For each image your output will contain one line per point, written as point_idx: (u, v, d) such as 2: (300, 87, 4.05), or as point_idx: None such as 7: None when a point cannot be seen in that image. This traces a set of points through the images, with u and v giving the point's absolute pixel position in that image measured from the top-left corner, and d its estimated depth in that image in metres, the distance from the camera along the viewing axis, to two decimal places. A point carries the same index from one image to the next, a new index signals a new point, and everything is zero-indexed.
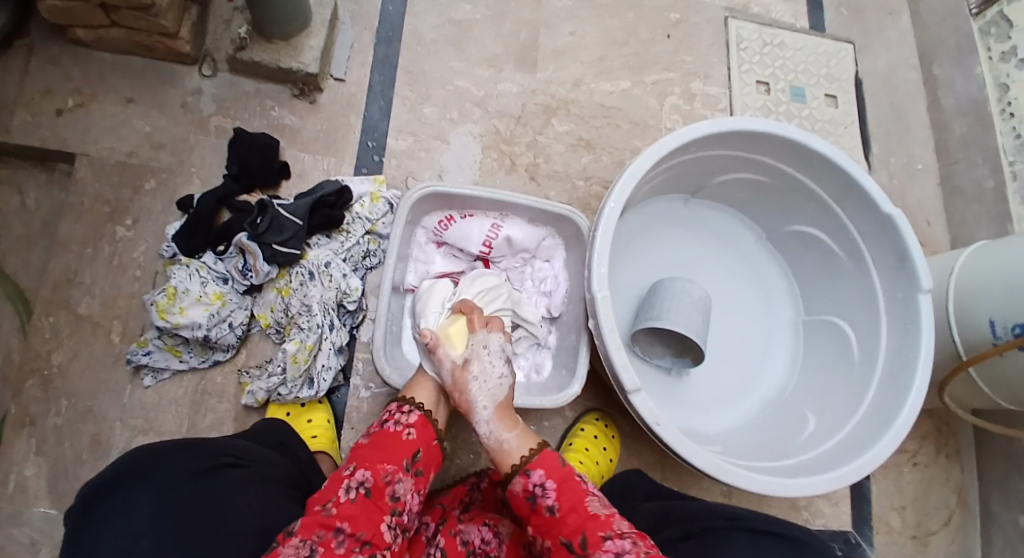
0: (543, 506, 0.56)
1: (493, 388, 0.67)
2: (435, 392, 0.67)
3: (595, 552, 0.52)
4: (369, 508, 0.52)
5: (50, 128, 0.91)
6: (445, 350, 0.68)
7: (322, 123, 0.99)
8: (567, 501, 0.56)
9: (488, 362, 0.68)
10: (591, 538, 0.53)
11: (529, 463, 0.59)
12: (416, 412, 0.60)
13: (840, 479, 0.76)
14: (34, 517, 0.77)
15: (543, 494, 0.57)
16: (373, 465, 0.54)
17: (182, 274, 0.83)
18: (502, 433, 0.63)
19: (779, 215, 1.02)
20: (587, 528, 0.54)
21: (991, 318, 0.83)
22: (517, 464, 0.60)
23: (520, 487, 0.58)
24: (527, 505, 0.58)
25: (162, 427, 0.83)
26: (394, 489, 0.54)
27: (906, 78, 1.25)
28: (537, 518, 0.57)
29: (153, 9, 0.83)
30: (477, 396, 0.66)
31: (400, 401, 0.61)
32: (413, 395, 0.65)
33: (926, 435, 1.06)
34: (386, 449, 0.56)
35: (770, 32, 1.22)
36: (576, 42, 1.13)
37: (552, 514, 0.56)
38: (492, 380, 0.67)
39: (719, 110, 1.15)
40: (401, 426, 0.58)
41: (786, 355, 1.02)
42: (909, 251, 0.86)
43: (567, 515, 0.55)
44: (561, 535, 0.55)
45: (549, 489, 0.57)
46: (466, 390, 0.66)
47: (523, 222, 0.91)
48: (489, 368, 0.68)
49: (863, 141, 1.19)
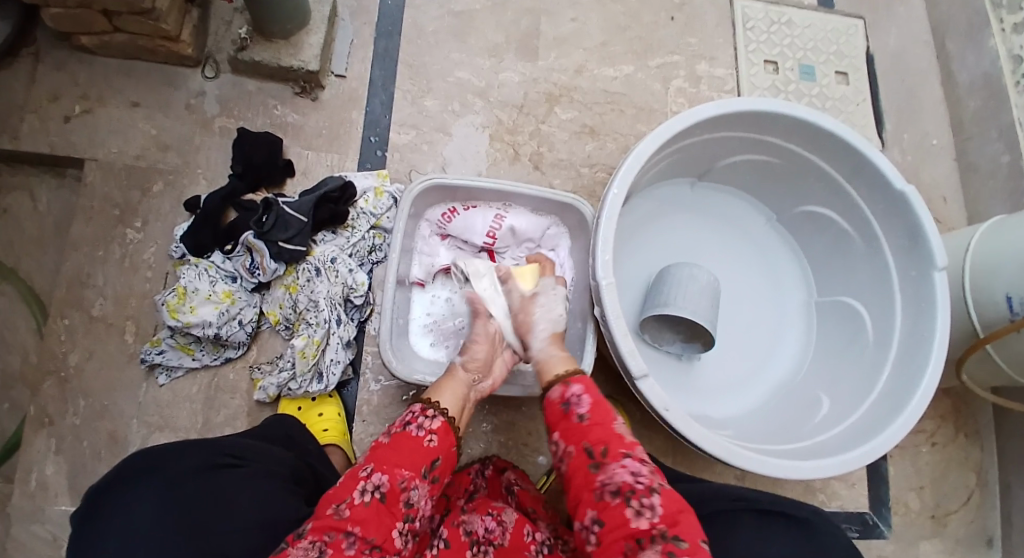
0: (575, 412, 0.59)
1: (553, 319, 0.74)
2: (463, 393, 0.66)
3: (612, 464, 0.53)
4: (383, 513, 0.52)
5: (58, 133, 0.93)
6: (516, 281, 0.78)
7: (325, 120, 0.99)
8: (598, 415, 0.58)
9: (555, 299, 0.76)
10: (612, 452, 0.54)
11: (571, 377, 0.63)
12: (439, 418, 0.59)
13: (852, 462, 0.75)
14: (55, 514, 0.79)
15: (578, 403, 0.59)
16: (392, 468, 0.54)
17: (191, 274, 0.84)
18: (552, 351, 0.70)
19: (789, 196, 1.00)
20: (611, 442, 0.55)
21: (1008, 294, 0.81)
22: (559, 378, 0.64)
23: (557, 394, 0.62)
24: (559, 410, 0.60)
25: (176, 424, 0.84)
26: (409, 496, 0.54)
27: (919, 53, 1.21)
28: (565, 423, 0.59)
29: (153, 13, 0.84)
30: (539, 322, 0.73)
31: (424, 404, 0.61)
32: (440, 398, 0.63)
33: (944, 416, 1.04)
34: (405, 454, 0.55)
35: (777, 10, 1.19)
36: (578, 29, 1.11)
37: (582, 421, 0.58)
38: (556, 312, 0.75)
39: (725, 91, 1.13)
40: (422, 432, 0.57)
41: (799, 338, 1.00)
42: (922, 229, 0.84)
43: (595, 426, 0.57)
44: (585, 441, 0.56)
45: (584, 399, 0.59)
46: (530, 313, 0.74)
47: (527, 211, 0.90)
48: (553, 303, 0.76)
49: (875, 118, 1.16)
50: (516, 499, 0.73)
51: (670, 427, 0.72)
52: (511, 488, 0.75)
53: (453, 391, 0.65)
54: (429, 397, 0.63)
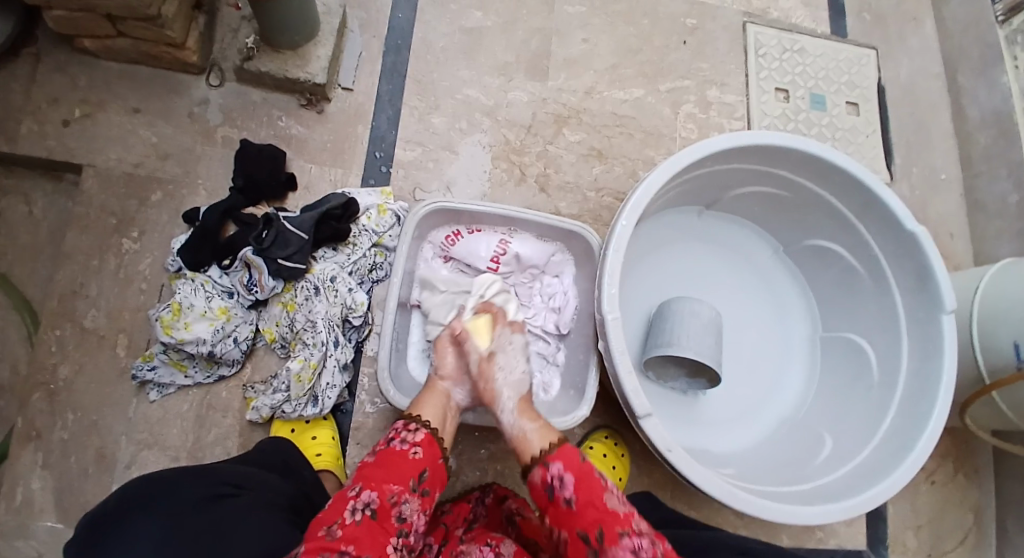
0: (562, 498, 0.54)
1: (515, 382, 0.69)
2: (443, 404, 0.65)
3: (612, 549, 0.49)
4: (375, 529, 0.50)
5: (57, 138, 0.91)
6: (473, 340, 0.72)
7: (329, 133, 0.97)
8: (585, 495, 0.53)
9: (515, 358, 0.72)
10: (608, 533, 0.50)
11: (550, 454, 0.57)
12: (422, 430, 0.58)
13: (857, 507, 0.74)
14: (39, 531, 0.76)
15: (561, 486, 0.54)
16: (380, 484, 0.52)
17: (186, 289, 0.82)
18: (525, 424, 0.63)
19: (797, 229, 0.99)
20: (605, 522, 0.51)
21: (1015, 342, 0.80)
22: (539, 455, 0.58)
23: (538, 478, 0.57)
24: (545, 496, 0.55)
25: (167, 442, 0.82)
26: (400, 510, 0.52)
27: (930, 86, 1.20)
28: (554, 510, 0.54)
29: (158, 19, 0.82)
30: (502, 388, 0.68)
31: (406, 419, 0.59)
32: (422, 412, 0.62)
33: (944, 454, 1.03)
34: (392, 469, 0.54)
35: (789, 37, 1.18)
36: (589, 50, 1.10)
37: (569, 507, 0.53)
38: (515, 372, 0.71)
39: (735, 119, 1.12)
40: (406, 445, 0.56)
41: (802, 374, 0.99)
42: (932, 271, 0.83)
43: (584, 508, 0.52)
44: (578, 528, 0.52)
45: (567, 481, 0.54)
46: (492, 380, 0.69)
47: (532, 237, 0.89)
48: (513, 362, 0.72)
49: (885, 151, 1.15)
50: (518, 530, 0.71)
51: (672, 468, 0.70)
52: (512, 518, 0.73)
53: (436, 407, 0.64)
54: (412, 412, 0.62)
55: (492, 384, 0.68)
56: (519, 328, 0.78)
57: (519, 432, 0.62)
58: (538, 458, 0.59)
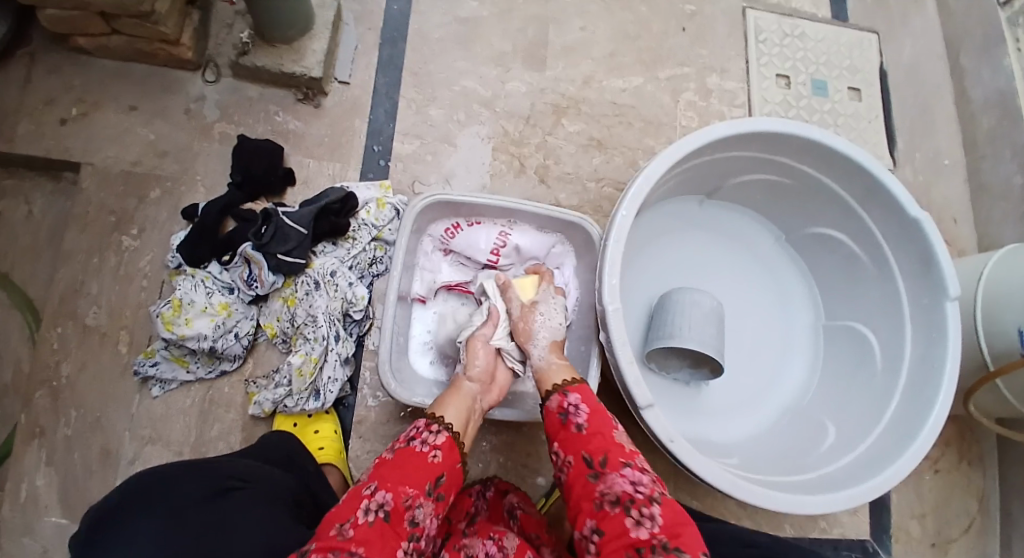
0: (574, 422, 0.57)
1: (552, 328, 0.73)
2: (468, 407, 0.63)
3: (612, 474, 0.52)
4: (386, 531, 0.49)
5: (54, 136, 0.90)
6: (517, 291, 0.80)
7: (327, 128, 0.97)
8: (597, 424, 0.57)
9: (554, 310, 0.76)
10: (612, 461, 0.53)
11: (569, 387, 0.62)
12: (444, 433, 0.57)
13: (859, 495, 0.74)
14: (44, 529, 0.77)
15: (575, 413, 0.58)
16: (396, 486, 0.51)
17: (187, 285, 0.83)
18: (553, 361, 0.68)
19: (799, 217, 0.98)
20: (611, 450, 0.54)
21: (1019, 327, 0.79)
22: (557, 386, 0.63)
23: (555, 404, 0.60)
24: (558, 420, 0.59)
25: (170, 438, 0.82)
26: (414, 515, 0.52)
27: (933, 69, 1.19)
28: (563, 434, 0.57)
29: (153, 16, 0.82)
30: (539, 330, 0.72)
31: (429, 419, 0.58)
32: (444, 413, 0.60)
33: (948, 441, 1.02)
34: (409, 471, 0.53)
35: (790, 22, 1.17)
36: (587, 38, 1.09)
37: (579, 431, 0.56)
38: (554, 322, 0.74)
39: (736, 106, 1.11)
40: (427, 447, 0.55)
41: (806, 362, 0.99)
42: (935, 257, 0.82)
43: (593, 435, 0.55)
44: (584, 451, 0.55)
45: (582, 410, 0.58)
46: (531, 322, 0.73)
47: (532, 229, 0.88)
48: (551, 313, 0.76)
49: (887, 136, 1.14)
50: (519, 523, 0.71)
51: (675, 458, 0.70)
52: (513, 511, 0.73)
53: (460, 407, 0.62)
54: (434, 412, 0.61)
55: (531, 325, 0.73)
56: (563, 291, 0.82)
57: (546, 367, 0.67)
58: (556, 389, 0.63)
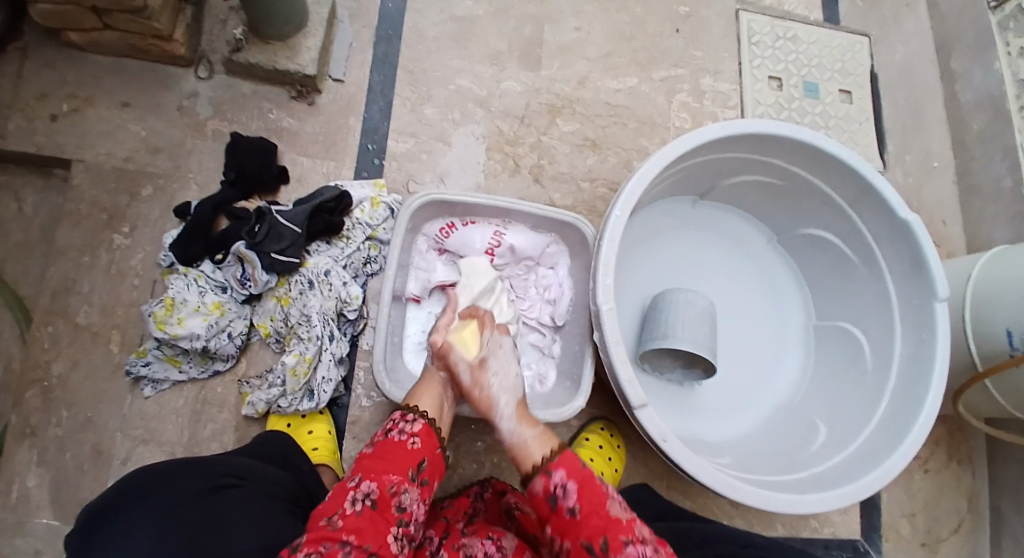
0: (565, 507, 0.53)
1: (510, 387, 0.69)
2: (439, 395, 0.65)
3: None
4: (377, 519, 0.50)
5: (45, 133, 0.89)
6: (459, 350, 0.70)
7: (321, 126, 0.96)
8: (589, 503, 0.53)
9: (507, 364, 0.71)
10: (613, 542, 0.50)
11: (550, 463, 0.56)
12: (420, 421, 0.58)
13: (851, 494, 0.75)
14: (37, 529, 0.76)
15: (564, 495, 0.54)
16: (379, 475, 0.52)
17: (179, 284, 0.82)
18: (524, 430, 0.62)
19: (791, 218, 0.99)
20: (610, 530, 0.51)
21: (1008, 329, 0.81)
22: (538, 462, 0.57)
23: (540, 487, 0.55)
24: (547, 505, 0.55)
25: (163, 437, 0.82)
26: (400, 500, 0.52)
27: (923, 72, 1.20)
28: (556, 520, 0.54)
29: (145, 11, 0.81)
30: (499, 394, 0.67)
31: (405, 410, 0.59)
32: (419, 402, 0.62)
33: (938, 441, 1.04)
34: (390, 460, 0.54)
35: (783, 25, 1.18)
36: (582, 38, 1.09)
37: (573, 516, 0.52)
38: (507, 378, 0.69)
39: (729, 107, 1.11)
40: (405, 435, 0.56)
41: (797, 363, 1.00)
42: (924, 259, 0.83)
43: (588, 517, 0.52)
44: (582, 537, 0.51)
45: (571, 489, 0.53)
46: (487, 387, 0.68)
47: (526, 229, 0.89)
48: (505, 365, 0.71)
49: (878, 138, 1.15)
50: (518, 524, 0.71)
51: (670, 458, 0.70)
52: (511, 512, 0.73)
53: (432, 395, 0.64)
54: (408, 403, 0.62)
55: (488, 391, 0.67)
56: (505, 330, 0.77)
57: (519, 440, 0.61)
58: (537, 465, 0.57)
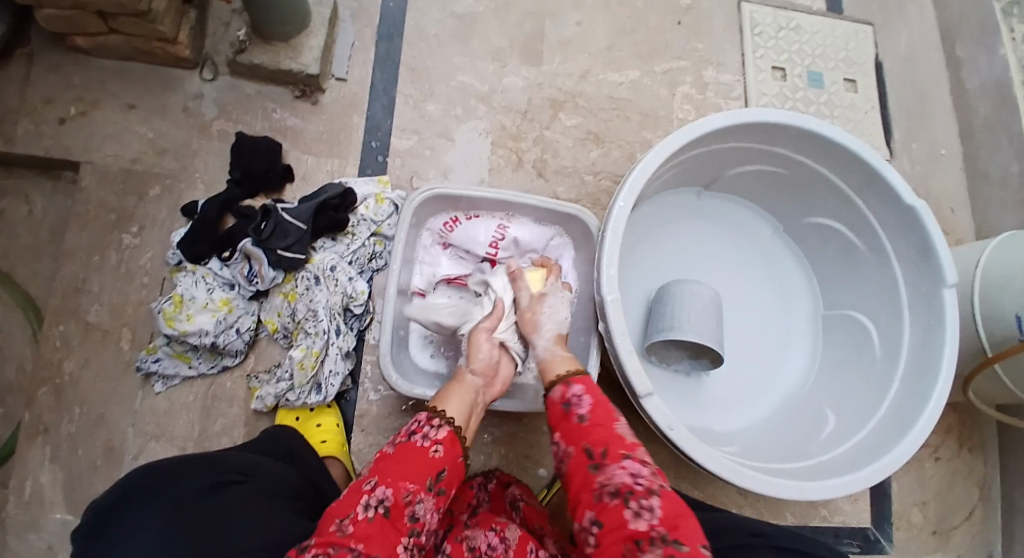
0: (576, 412, 0.57)
1: (558, 322, 0.73)
2: (471, 400, 0.63)
3: (612, 465, 0.51)
4: (386, 527, 0.49)
5: (54, 136, 0.91)
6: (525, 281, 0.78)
7: (325, 124, 0.97)
8: (600, 416, 0.56)
9: (562, 304, 0.75)
10: (612, 452, 0.52)
11: (573, 378, 0.61)
12: (445, 427, 0.57)
13: (859, 481, 0.74)
14: (50, 524, 0.77)
15: (578, 403, 0.57)
16: (395, 481, 0.51)
17: (188, 282, 0.83)
18: (557, 352, 0.67)
19: (796, 207, 0.99)
20: (611, 442, 0.53)
21: (1018, 313, 0.80)
22: (561, 377, 0.62)
23: (558, 395, 0.60)
24: (560, 411, 0.58)
25: (173, 434, 0.83)
26: (414, 509, 0.52)
27: (929, 59, 1.19)
28: (565, 426, 0.57)
29: (149, 15, 0.82)
30: (545, 321, 0.72)
31: (430, 413, 0.58)
32: (446, 406, 0.60)
33: (948, 429, 1.03)
34: (409, 466, 0.53)
35: (785, 14, 1.17)
36: (583, 32, 1.09)
37: (581, 422, 0.56)
38: (560, 316, 0.74)
39: (732, 98, 1.11)
40: (428, 441, 0.55)
41: (805, 352, 0.99)
42: (932, 245, 0.83)
43: (596, 426, 0.54)
44: (585, 443, 0.54)
45: (586, 400, 0.57)
46: (538, 313, 0.73)
47: (530, 222, 0.89)
48: (559, 306, 0.75)
49: (884, 126, 1.14)
50: (523, 515, 0.71)
51: (677, 448, 0.70)
52: (516, 503, 0.73)
53: (461, 399, 0.62)
54: (435, 406, 0.60)
55: (537, 316, 0.73)
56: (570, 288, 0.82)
57: (550, 359, 0.67)
58: (560, 380, 0.62)
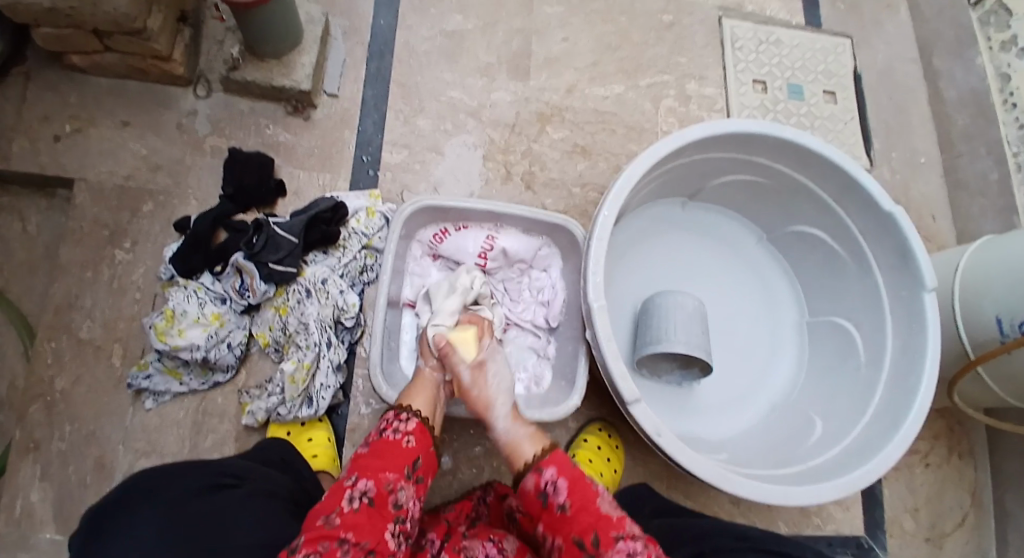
0: (556, 504, 0.55)
1: (505, 390, 0.70)
2: (433, 395, 0.66)
3: (607, 553, 0.51)
4: (374, 516, 0.50)
5: (48, 154, 0.92)
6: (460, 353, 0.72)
7: (317, 140, 0.99)
8: (579, 500, 0.55)
9: (503, 368, 0.73)
10: (604, 538, 0.52)
11: (541, 461, 0.58)
12: (413, 420, 0.59)
13: (846, 485, 0.75)
14: (42, 541, 0.77)
15: (555, 492, 0.55)
16: (376, 473, 0.52)
17: (179, 296, 0.83)
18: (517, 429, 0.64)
19: (778, 217, 1.01)
20: (599, 527, 0.53)
21: (998, 315, 0.81)
22: (531, 462, 0.59)
23: (531, 485, 0.58)
24: (538, 502, 0.57)
25: (165, 448, 0.83)
26: (397, 497, 0.53)
27: (906, 71, 1.23)
28: (548, 516, 0.55)
29: (144, 33, 0.84)
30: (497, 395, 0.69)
31: (397, 410, 0.60)
32: (412, 402, 0.63)
33: (938, 435, 1.04)
34: (385, 459, 0.54)
35: (765, 29, 1.21)
36: (568, 49, 1.12)
37: (564, 512, 0.54)
38: (504, 380, 0.71)
39: (715, 111, 1.14)
40: (400, 434, 0.57)
41: (792, 358, 1.00)
42: (911, 249, 0.85)
43: (579, 513, 0.54)
44: (573, 533, 0.53)
45: (561, 487, 0.55)
46: (484, 388, 0.69)
47: (518, 232, 0.90)
48: (501, 369, 0.72)
49: (864, 137, 1.17)
50: (516, 522, 0.71)
51: (664, 453, 0.71)
52: (511, 511, 0.73)
53: (425, 396, 0.65)
54: (402, 403, 0.63)
55: (485, 392, 0.69)
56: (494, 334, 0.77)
57: (511, 440, 0.63)
58: (529, 464, 0.60)
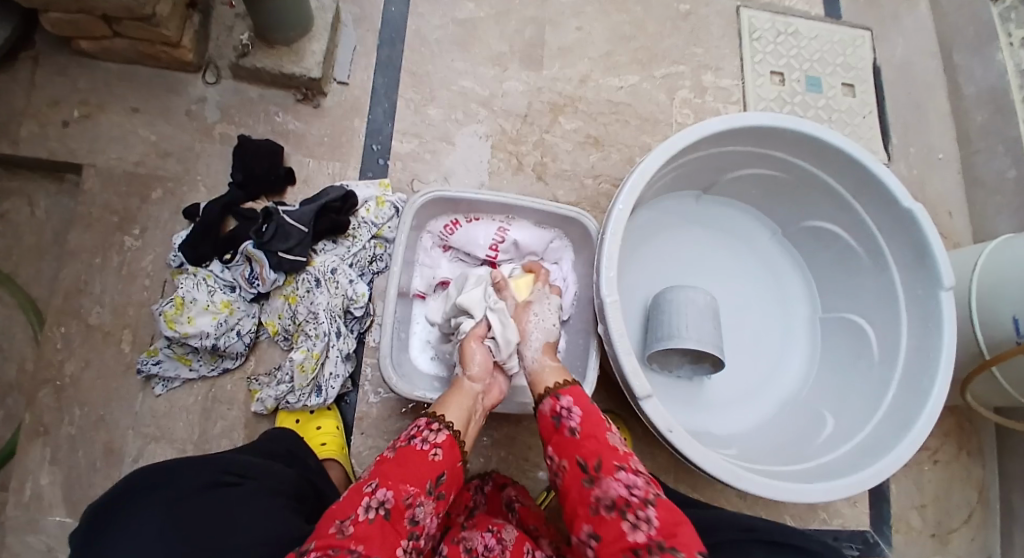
0: (567, 426, 0.56)
1: (546, 328, 0.73)
2: (470, 405, 0.63)
3: (606, 479, 0.51)
4: (387, 529, 0.50)
5: (57, 139, 0.92)
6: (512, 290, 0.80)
7: (327, 128, 0.98)
8: (590, 428, 0.55)
9: (549, 311, 0.76)
10: (606, 465, 0.51)
11: (561, 389, 0.60)
12: (445, 431, 0.57)
13: (858, 484, 0.74)
14: (50, 525, 0.78)
15: (568, 416, 0.56)
16: (396, 484, 0.51)
17: (189, 284, 0.83)
18: (545, 361, 0.67)
19: (792, 211, 0.99)
20: (604, 454, 0.52)
21: (1015, 315, 0.80)
22: (550, 388, 0.61)
23: (548, 407, 0.59)
24: (551, 424, 0.57)
25: (173, 435, 0.83)
26: (414, 513, 0.52)
27: (927, 65, 1.20)
28: (557, 439, 0.56)
29: (153, 19, 0.83)
30: (533, 331, 0.72)
31: (429, 417, 0.58)
32: (446, 412, 0.60)
33: (947, 433, 1.03)
34: (410, 470, 0.53)
35: (783, 20, 1.18)
36: (583, 38, 1.10)
37: (573, 436, 0.55)
38: (548, 322, 0.74)
39: (731, 103, 1.12)
40: (428, 445, 0.55)
41: (803, 354, 0.99)
42: (930, 247, 0.83)
43: (587, 439, 0.54)
44: (577, 455, 0.53)
45: (575, 413, 0.56)
46: (525, 321, 0.74)
47: (530, 224, 0.89)
48: (546, 312, 0.76)
49: (882, 131, 1.15)
50: (518, 515, 0.72)
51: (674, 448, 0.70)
52: (512, 504, 0.74)
53: (459, 405, 0.61)
54: (435, 411, 0.60)
55: (525, 324, 0.73)
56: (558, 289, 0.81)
57: (537, 370, 0.66)
58: (549, 390, 0.61)
